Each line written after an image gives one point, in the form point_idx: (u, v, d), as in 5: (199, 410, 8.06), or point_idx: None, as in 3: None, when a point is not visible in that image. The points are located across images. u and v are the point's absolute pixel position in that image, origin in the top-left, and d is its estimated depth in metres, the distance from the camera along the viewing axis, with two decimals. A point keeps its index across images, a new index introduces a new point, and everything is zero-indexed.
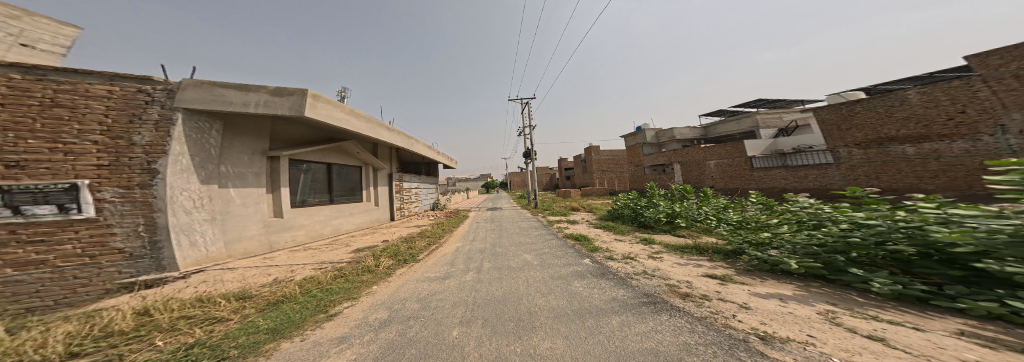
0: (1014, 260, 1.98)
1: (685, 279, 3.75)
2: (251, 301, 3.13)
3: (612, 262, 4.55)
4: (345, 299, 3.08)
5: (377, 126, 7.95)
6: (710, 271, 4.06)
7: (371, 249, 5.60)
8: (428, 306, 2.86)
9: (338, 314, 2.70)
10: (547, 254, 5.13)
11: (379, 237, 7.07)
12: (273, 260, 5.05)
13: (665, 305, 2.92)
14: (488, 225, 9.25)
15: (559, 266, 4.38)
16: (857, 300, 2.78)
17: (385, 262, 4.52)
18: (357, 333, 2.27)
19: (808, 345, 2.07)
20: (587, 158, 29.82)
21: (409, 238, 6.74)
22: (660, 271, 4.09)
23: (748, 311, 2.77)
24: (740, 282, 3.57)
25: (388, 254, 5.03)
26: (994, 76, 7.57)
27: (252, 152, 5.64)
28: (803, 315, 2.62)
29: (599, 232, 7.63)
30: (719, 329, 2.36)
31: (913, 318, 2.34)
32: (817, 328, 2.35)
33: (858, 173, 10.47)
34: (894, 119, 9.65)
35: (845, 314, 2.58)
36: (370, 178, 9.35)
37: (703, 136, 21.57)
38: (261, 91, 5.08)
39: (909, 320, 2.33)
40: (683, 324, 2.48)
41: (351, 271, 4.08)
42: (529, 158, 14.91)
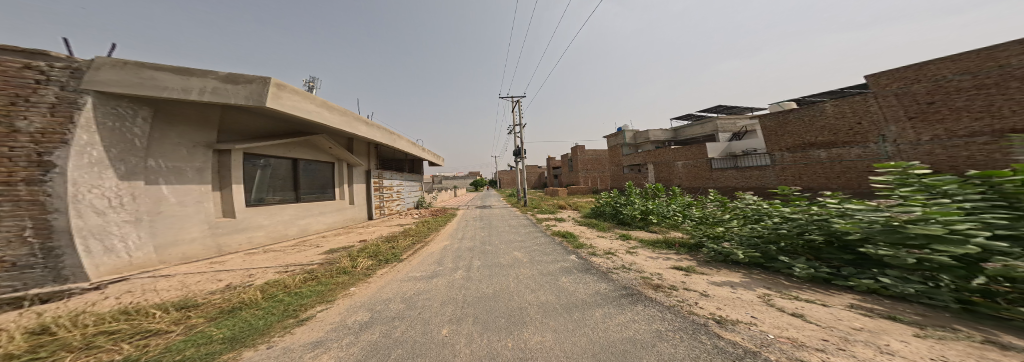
0: (884, 245, 2.45)
1: (656, 271, 4.12)
2: (197, 310, 2.98)
3: (595, 257, 4.85)
4: (317, 302, 3.04)
5: (354, 120, 7.71)
6: (677, 263, 4.48)
7: (346, 250, 5.43)
8: (415, 305, 2.92)
9: (309, 318, 2.68)
10: (536, 251, 5.34)
11: (355, 237, 6.84)
12: (222, 264, 4.75)
13: (642, 298, 3.19)
14: (477, 223, 9.26)
15: (547, 263, 4.59)
16: (788, 282, 3.24)
17: (364, 263, 4.46)
18: (333, 337, 2.28)
19: (753, 325, 2.43)
20: (572, 157, 30.66)
21: (392, 237, 6.60)
22: (636, 265, 4.43)
23: (707, 298, 3.15)
24: (699, 272, 4.02)
25: (367, 254, 4.95)
26: (882, 94, 8.95)
27: (193, 144, 5.23)
28: (748, 300, 3.04)
29: (583, 229, 8.00)
30: (685, 316, 2.67)
31: (821, 296, 2.81)
32: (758, 310, 2.76)
33: (787, 174, 11.85)
34: (814, 128, 11.17)
35: (778, 296, 3.01)
36: (343, 175, 9.08)
37: (674, 138, 23.08)
38: (208, 77, 4.73)
39: (818, 298, 2.80)
40: (655, 313, 2.77)
41: (324, 273, 4.01)
42: (518, 156, 15.02)
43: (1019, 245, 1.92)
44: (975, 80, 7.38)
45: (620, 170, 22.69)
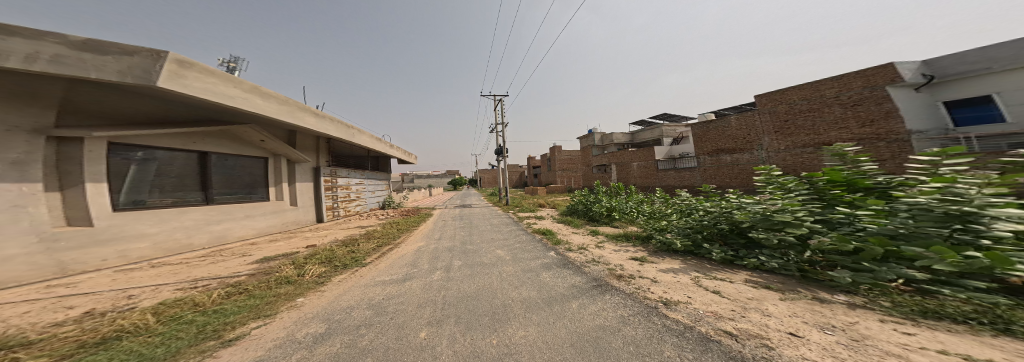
0: (762, 229, 3.13)
1: (619, 262, 4.55)
2: (30, 349, 2.19)
3: (571, 252, 5.18)
4: (250, 318, 2.78)
5: (298, 109, 7.09)
6: (636, 255, 4.88)
7: (288, 257, 5.04)
8: (383, 311, 2.86)
9: (238, 339, 2.39)
10: (518, 248, 5.54)
11: (296, 244, 6.19)
12: (80, 285, 3.69)
13: (611, 288, 3.52)
14: (456, 222, 9.07)
15: (528, 260, 4.80)
16: (708, 262, 3.90)
17: (314, 270, 4.23)
18: (280, 354, 2.15)
19: (689, 304, 2.88)
20: (551, 156, 31.72)
21: (349, 240, 6.23)
22: (603, 258, 4.85)
23: (658, 284, 3.58)
24: (652, 261, 4.41)
25: (319, 260, 4.70)
26: (766, 112, 11.99)
27: (10, 127, 3.74)
28: (684, 282, 3.53)
29: (560, 226, 8.38)
30: (641, 301, 3.06)
31: (729, 273, 3.45)
32: (693, 291, 3.24)
33: (707, 175, 13.99)
34: (724, 136, 13.47)
35: (710, 277, 3.51)
36: (279, 172, 8.10)
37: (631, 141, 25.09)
38: (45, 39, 3.37)
39: (726, 275, 3.43)
40: (621, 300, 3.11)
41: (258, 285, 3.70)
42: (500, 155, 14.94)
43: (827, 226, 2.72)
44: (808, 105, 10.86)
45: (589, 170, 24.06)
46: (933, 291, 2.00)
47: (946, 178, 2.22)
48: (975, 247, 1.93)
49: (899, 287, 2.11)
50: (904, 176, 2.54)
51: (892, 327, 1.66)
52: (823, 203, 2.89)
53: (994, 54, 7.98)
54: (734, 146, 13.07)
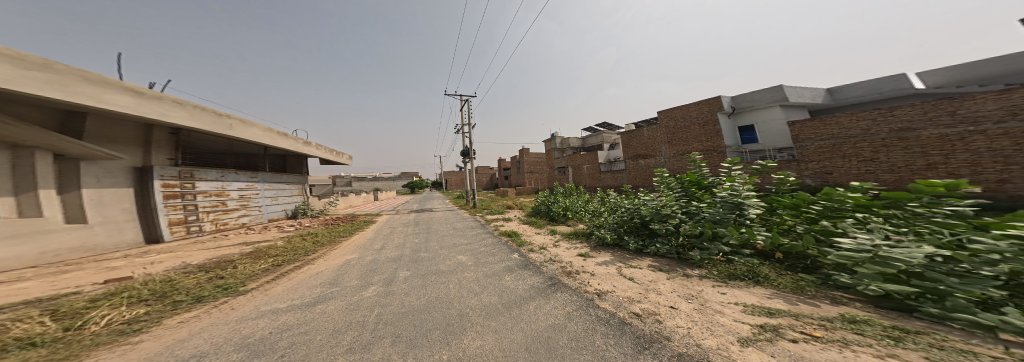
0: (652, 221, 3.90)
1: (569, 259, 4.47)
2: None
3: (533, 253, 4.80)
4: None
5: (71, 80, 4.56)
6: (581, 251, 4.94)
7: (70, 297, 3.10)
8: (270, 348, 1.96)
9: None
10: (480, 253, 4.87)
11: (125, 271, 4.18)
12: None
13: (562, 285, 3.44)
14: (410, 229, 8.11)
15: (492, 264, 4.23)
16: (626, 252, 4.46)
17: (97, 320, 2.42)
18: None
19: (612, 293, 3.11)
20: (520, 158, 31.95)
21: (227, 261, 4.69)
22: (555, 256, 4.64)
23: (596, 276, 3.67)
24: (592, 256, 4.56)
25: (144, 294, 3.09)
26: (666, 125, 14.26)
27: None
28: (610, 272, 3.73)
29: (525, 227, 7.91)
30: (580, 294, 3.15)
31: (626, 261, 4.07)
32: (620, 280, 3.42)
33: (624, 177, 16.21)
34: (635, 145, 15.61)
35: (628, 265, 3.93)
36: (39, 173, 5.00)
37: (585, 145, 26.42)
38: None
39: (628, 262, 4.03)
40: (571, 297, 3.06)
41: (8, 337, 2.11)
42: (467, 157, 14.57)
43: (687, 215, 3.60)
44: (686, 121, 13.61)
45: (552, 172, 24.68)
46: (732, 259, 3.01)
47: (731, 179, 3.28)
48: (746, 227, 3.03)
49: (718, 258, 3.06)
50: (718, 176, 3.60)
51: (717, 289, 2.32)
52: (682, 195, 3.80)
53: (758, 96, 12.38)
54: (645, 152, 15.19)
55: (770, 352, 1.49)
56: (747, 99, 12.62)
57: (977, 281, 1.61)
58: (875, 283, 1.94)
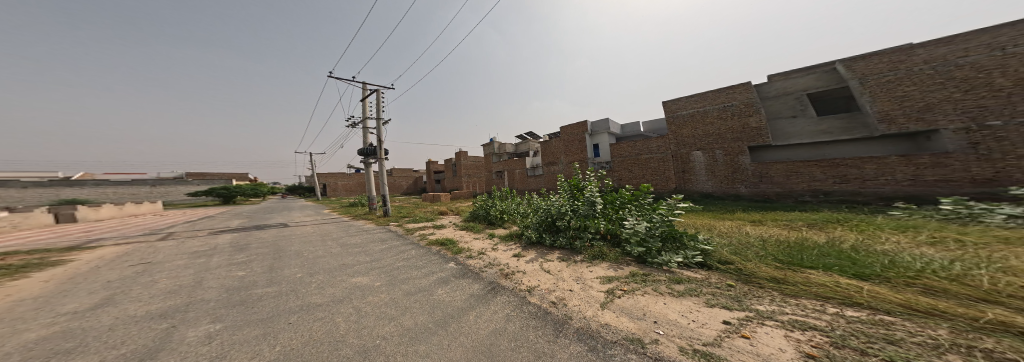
0: (547, 221, 4.74)
1: (505, 261, 4.11)
2: None
3: (472, 259, 4.37)
4: None
5: None
6: (512, 253, 4.46)
7: None
8: None
9: None
10: (403, 267, 4.19)
11: None
12: None
13: (502, 289, 3.14)
14: (311, 241, 6.48)
15: (417, 279, 3.60)
16: (543, 247, 4.40)
17: None
18: None
19: (540, 287, 3.11)
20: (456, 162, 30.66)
21: None
22: (493, 260, 4.25)
23: (530, 274, 3.52)
24: (524, 255, 4.26)
25: None
26: (570, 136, 16.30)
27: None
28: (538, 268, 3.69)
29: (461, 233, 7.48)
30: (516, 292, 3.02)
31: (546, 252, 4.15)
32: (549, 273, 3.43)
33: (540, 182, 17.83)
34: (546, 154, 17.22)
35: (548, 260, 3.90)
36: None
37: (518, 151, 27.45)
38: None
39: (548, 254, 4.08)
40: (509, 299, 2.84)
41: None
42: (371, 155, 12.42)
43: (565, 211, 4.42)
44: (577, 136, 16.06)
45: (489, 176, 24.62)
46: (590, 244, 4.08)
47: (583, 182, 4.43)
48: (593, 218, 4.14)
49: (587, 243, 4.08)
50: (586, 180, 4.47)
51: (586, 269, 3.34)
52: (569, 195, 4.56)
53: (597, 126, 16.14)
54: (551, 160, 16.97)
55: (619, 313, 2.33)
56: (596, 126, 16.32)
57: (655, 238, 3.40)
58: (635, 247, 3.42)
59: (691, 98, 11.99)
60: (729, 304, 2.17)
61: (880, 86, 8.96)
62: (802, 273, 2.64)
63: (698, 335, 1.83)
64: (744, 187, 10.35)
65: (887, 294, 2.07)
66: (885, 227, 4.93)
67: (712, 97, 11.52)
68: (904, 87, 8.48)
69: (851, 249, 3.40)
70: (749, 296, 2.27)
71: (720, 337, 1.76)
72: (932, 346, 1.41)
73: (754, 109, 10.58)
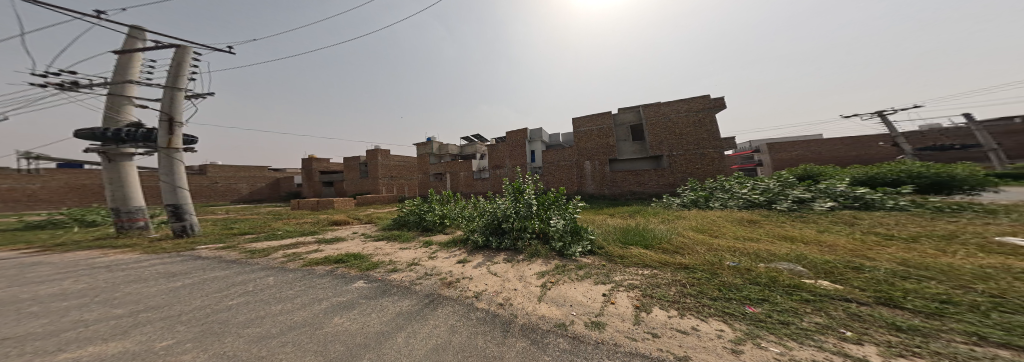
0: (487, 226, 4.81)
1: (447, 270, 3.91)
2: None
3: (394, 275, 3.70)
4: None
5: None
6: (458, 258, 4.42)
7: None
8: None
9: None
10: (254, 302, 2.65)
11: None
12: None
13: (442, 299, 2.94)
14: (170, 258, 4.69)
15: (281, 314, 2.35)
16: (489, 250, 4.46)
17: None
18: None
19: (487, 291, 3.12)
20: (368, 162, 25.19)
21: None
22: (432, 269, 3.96)
23: (475, 279, 3.48)
24: (469, 260, 4.20)
25: None
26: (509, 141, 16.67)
27: None
28: (483, 272, 3.69)
29: (389, 242, 6.82)
30: (462, 301, 2.88)
31: (491, 256, 4.23)
32: (493, 278, 3.47)
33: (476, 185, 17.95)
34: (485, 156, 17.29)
35: (494, 262, 3.99)
36: None
37: (460, 154, 26.57)
38: None
39: (493, 258, 4.15)
40: (453, 309, 2.66)
41: None
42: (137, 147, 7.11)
43: (501, 214, 4.63)
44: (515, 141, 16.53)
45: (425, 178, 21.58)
46: (523, 242, 4.35)
47: (519, 184, 4.80)
48: (530, 219, 4.44)
49: (525, 243, 4.37)
50: (527, 183, 4.83)
51: (523, 267, 3.59)
52: (512, 198, 4.77)
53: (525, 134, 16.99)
54: (496, 164, 17.34)
55: (555, 306, 2.53)
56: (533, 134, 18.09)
57: (568, 233, 4.10)
58: (555, 243, 3.99)
59: (585, 116, 13.54)
60: (603, 279, 2.95)
61: (651, 127, 12.35)
62: (627, 250, 3.81)
63: (592, 309, 2.39)
64: (607, 188, 12.88)
65: (655, 255, 3.52)
66: (739, 215, 6.42)
67: (599, 117, 13.22)
68: (660, 129, 12.18)
69: (630, 225, 5.19)
70: (612, 270, 3.18)
71: (602, 306, 2.44)
72: (668, 284, 2.66)
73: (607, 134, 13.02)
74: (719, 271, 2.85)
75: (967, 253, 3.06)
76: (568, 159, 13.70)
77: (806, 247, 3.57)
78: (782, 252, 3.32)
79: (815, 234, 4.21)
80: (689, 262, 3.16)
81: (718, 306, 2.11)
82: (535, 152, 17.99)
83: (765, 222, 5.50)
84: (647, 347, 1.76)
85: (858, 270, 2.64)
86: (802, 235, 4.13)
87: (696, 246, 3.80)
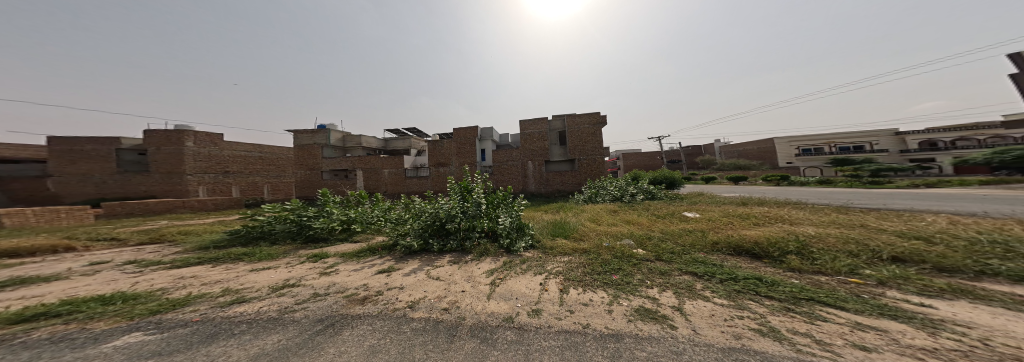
0: (428, 231, 4.64)
1: (360, 283, 3.42)
2: None
3: (234, 308, 2.60)
4: None
5: None
6: (382, 266, 4.06)
7: None
8: None
9: None
10: None
11: None
12: None
13: (351, 318, 2.52)
14: None
15: None
16: (430, 254, 4.36)
17: None
18: None
19: (424, 299, 3.04)
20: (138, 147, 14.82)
21: None
22: (335, 285, 3.32)
23: (405, 290, 3.28)
24: (398, 268, 3.96)
25: None
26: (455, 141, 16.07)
27: None
28: (421, 279, 3.56)
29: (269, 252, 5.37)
30: (392, 314, 2.66)
31: (428, 261, 4.13)
32: (431, 285, 3.40)
33: (397, 184, 16.34)
34: None
35: (436, 266, 3.95)
36: None
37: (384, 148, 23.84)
38: None
39: (430, 264, 4.05)
40: (370, 328, 2.37)
41: None
42: None
43: (447, 214, 4.46)
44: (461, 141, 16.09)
45: (310, 174, 16.74)
46: (468, 243, 4.43)
47: (467, 183, 4.82)
48: (479, 218, 4.56)
49: (476, 241, 4.49)
50: (476, 182, 4.89)
51: (465, 269, 3.70)
52: (459, 197, 4.74)
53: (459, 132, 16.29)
54: (442, 161, 16.18)
55: (500, 301, 2.75)
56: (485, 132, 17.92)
57: (515, 231, 4.49)
58: (504, 240, 4.27)
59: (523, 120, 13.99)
60: (539, 270, 3.33)
61: (577, 135, 13.77)
62: (556, 242, 4.34)
63: (530, 298, 2.70)
64: (534, 186, 13.98)
65: (568, 243, 4.25)
66: (623, 209, 7.74)
67: (540, 122, 14.09)
68: (586, 138, 13.72)
69: (542, 219, 6.00)
70: (535, 261, 3.62)
71: (539, 293, 2.81)
72: (572, 266, 3.44)
73: (539, 140, 14.02)
74: (596, 249, 4.00)
75: (675, 221, 6.03)
76: (515, 159, 14.21)
77: (634, 228, 5.38)
78: (648, 237, 4.70)
79: (638, 217, 6.47)
80: (584, 246, 4.11)
81: (595, 277, 3.13)
82: (485, 150, 17.72)
83: (627, 212, 7.17)
84: (569, 323, 2.25)
85: (651, 238, 4.60)
86: (632, 219, 6.17)
87: (590, 232, 4.93)
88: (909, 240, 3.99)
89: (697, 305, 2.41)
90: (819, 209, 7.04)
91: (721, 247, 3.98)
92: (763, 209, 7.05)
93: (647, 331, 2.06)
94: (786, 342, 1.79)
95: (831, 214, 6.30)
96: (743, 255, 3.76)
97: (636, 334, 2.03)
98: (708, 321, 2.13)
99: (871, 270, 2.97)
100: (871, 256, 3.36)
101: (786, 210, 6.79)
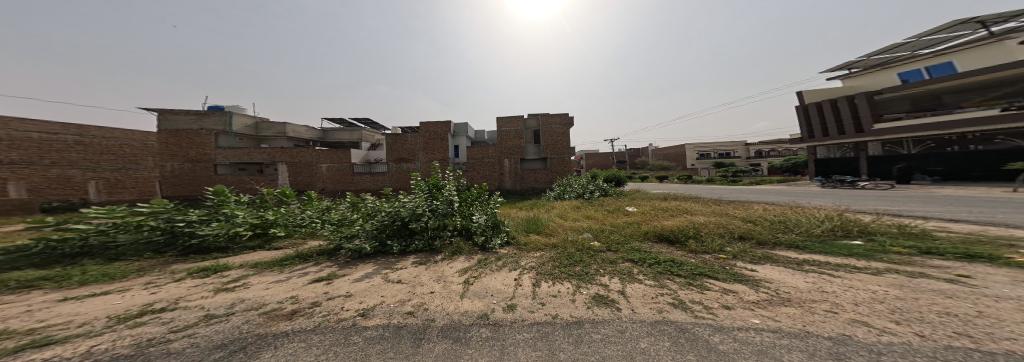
0: (389, 232, 4.28)
1: (285, 296, 2.98)
2: None
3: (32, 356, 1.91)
4: None
5: None
6: (317, 274, 3.59)
7: None
8: None
9: None
10: None
11: None
12: None
13: (277, 337, 2.19)
14: None
15: None
16: (390, 257, 4.05)
17: None
18: None
19: (375, 306, 2.79)
20: None
21: None
22: (240, 303, 2.81)
23: (351, 298, 2.97)
24: (342, 274, 3.57)
25: None
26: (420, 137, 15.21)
27: None
28: (379, 284, 3.30)
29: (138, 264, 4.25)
30: (333, 327, 2.38)
31: (383, 264, 3.83)
32: (385, 289, 3.17)
33: (339, 180, 14.66)
34: None
35: (395, 269, 3.69)
36: None
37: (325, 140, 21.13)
38: None
39: (387, 267, 3.77)
40: (302, 345, 2.09)
41: None
42: None
43: (412, 213, 4.17)
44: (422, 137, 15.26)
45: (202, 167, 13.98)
46: (436, 243, 4.25)
47: (435, 180, 4.61)
48: (449, 217, 4.40)
49: (445, 240, 4.31)
50: (445, 180, 4.72)
51: (424, 270, 3.53)
52: (426, 195, 4.47)
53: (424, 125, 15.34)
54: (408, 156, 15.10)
55: (472, 301, 2.69)
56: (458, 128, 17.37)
57: (490, 229, 4.46)
58: (479, 237, 4.22)
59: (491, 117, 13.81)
60: (514, 266, 3.37)
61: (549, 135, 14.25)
62: (529, 238, 4.46)
63: (504, 295, 2.73)
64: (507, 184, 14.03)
65: (540, 239, 4.41)
66: (584, 206, 8.28)
67: (516, 119, 14.18)
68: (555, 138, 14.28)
69: (510, 217, 6.01)
70: (499, 258, 3.63)
71: (514, 288, 2.86)
72: (541, 260, 3.59)
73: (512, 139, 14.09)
74: (563, 244, 4.22)
75: (616, 215, 6.70)
76: (492, 156, 14.11)
77: (587, 222, 5.79)
78: (611, 230, 5.13)
79: (595, 213, 7.02)
80: (552, 242, 4.29)
81: (558, 269, 3.32)
82: (457, 147, 17.14)
83: (579, 208, 7.66)
84: (538, 316, 2.34)
85: (603, 231, 5.02)
86: (588, 215, 6.64)
87: (560, 228, 5.16)
88: (745, 222, 5.14)
89: (636, 288, 2.72)
90: (718, 201, 8.64)
91: (649, 236, 4.57)
92: (685, 203, 8.28)
93: (600, 315, 2.27)
94: (689, 310, 2.15)
95: (710, 205, 7.72)
96: (660, 241, 4.42)
97: (591, 319, 2.22)
98: (645, 301, 2.42)
99: (728, 247, 3.76)
100: (728, 236, 4.27)
101: (688, 203, 8.14)
